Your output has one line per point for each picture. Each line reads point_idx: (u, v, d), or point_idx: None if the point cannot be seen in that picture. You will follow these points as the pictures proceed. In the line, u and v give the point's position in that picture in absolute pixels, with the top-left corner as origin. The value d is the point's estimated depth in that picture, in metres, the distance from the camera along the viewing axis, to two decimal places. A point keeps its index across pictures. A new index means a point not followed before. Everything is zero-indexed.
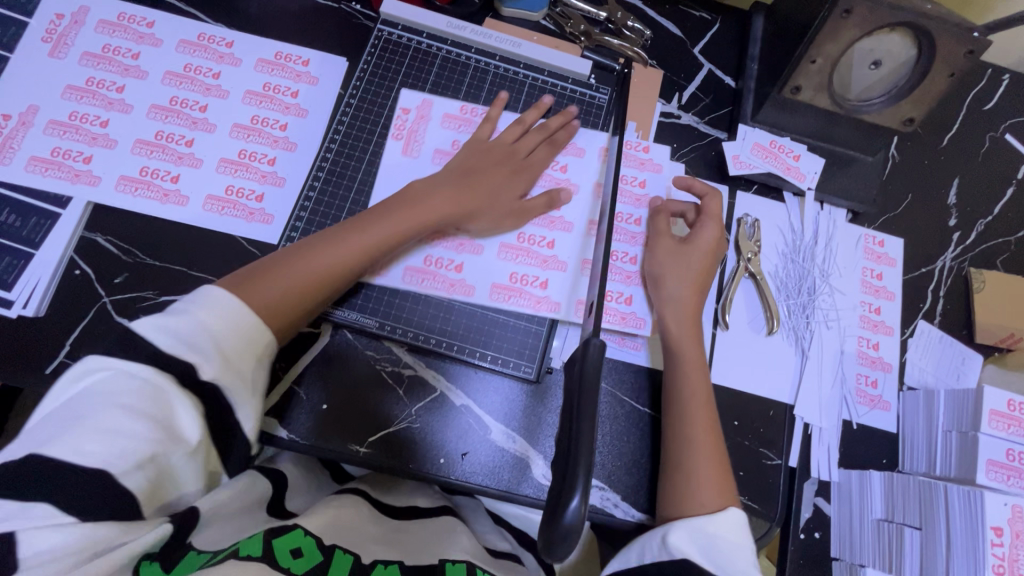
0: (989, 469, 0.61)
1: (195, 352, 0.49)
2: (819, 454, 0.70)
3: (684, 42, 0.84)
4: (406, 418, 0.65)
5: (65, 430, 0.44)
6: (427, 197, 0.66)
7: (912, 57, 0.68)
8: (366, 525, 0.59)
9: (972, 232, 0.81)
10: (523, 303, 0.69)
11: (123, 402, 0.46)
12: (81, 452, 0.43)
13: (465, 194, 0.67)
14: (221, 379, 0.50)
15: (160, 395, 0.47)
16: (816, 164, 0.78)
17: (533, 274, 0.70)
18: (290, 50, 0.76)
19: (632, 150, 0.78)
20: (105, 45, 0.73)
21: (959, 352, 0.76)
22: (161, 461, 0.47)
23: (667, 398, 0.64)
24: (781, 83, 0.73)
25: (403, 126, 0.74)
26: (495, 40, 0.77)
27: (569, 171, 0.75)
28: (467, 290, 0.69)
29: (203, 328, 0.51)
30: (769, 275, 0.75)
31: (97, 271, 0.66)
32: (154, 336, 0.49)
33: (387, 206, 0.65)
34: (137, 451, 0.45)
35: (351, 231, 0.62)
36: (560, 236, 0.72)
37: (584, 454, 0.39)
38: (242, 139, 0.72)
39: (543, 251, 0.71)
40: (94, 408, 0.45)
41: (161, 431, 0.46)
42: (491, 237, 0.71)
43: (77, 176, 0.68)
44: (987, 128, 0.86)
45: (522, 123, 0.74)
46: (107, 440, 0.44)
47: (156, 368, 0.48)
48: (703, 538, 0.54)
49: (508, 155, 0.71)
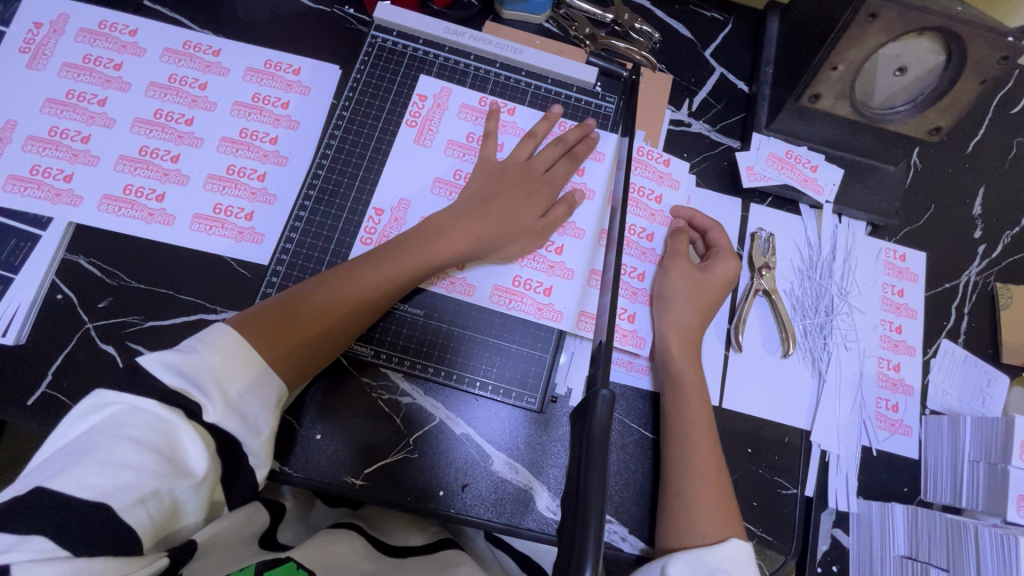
0: (1019, 505, 0.57)
1: (203, 394, 0.47)
2: (837, 483, 0.66)
3: (694, 44, 0.80)
4: (402, 448, 0.63)
5: (67, 465, 0.41)
6: (441, 229, 0.63)
7: (941, 63, 0.64)
8: (358, 559, 0.56)
9: (999, 244, 0.77)
10: (526, 310, 0.66)
11: (131, 434, 0.43)
12: (83, 485, 0.40)
13: (479, 223, 0.64)
14: (226, 423, 0.48)
15: (169, 427, 0.45)
16: (835, 175, 0.74)
17: (537, 279, 0.67)
18: (280, 58, 0.73)
19: (653, 160, 0.73)
20: (86, 56, 0.70)
21: (984, 373, 0.72)
22: (166, 495, 0.43)
23: (668, 423, 0.61)
24: (800, 90, 0.69)
25: (418, 114, 0.71)
26: (494, 46, 0.73)
27: (586, 176, 0.72)
28: (467, 289, 0.66)
29: (209, 370, 0.48)
30: (785, 293, 0.72)
31: (81, 296, 0.63)
32: (163, 376, 0.47)
33: (399, 243, 0.62)
34: (140, 486, 0.42)
35: (363, 268, 0.60)
36: (571, 243, 0.69)
37: (597, 512, 0.33)
38: (230, 154, 0.68)
39: (551, 257, 0.68)
40: (101, 441, 0.42)
41: (167, 464, 0.44)
42: (488, 268, 0.67)
43: (57, 196, 0.65)
44: (1014, 132, 0.82)
45: (534, 137, 0.70)
46: (111, 472, 0.41)
47: (162, 403, 0.45)
48: (701, 569, 0.51)
49: (522, 172, 0.68)
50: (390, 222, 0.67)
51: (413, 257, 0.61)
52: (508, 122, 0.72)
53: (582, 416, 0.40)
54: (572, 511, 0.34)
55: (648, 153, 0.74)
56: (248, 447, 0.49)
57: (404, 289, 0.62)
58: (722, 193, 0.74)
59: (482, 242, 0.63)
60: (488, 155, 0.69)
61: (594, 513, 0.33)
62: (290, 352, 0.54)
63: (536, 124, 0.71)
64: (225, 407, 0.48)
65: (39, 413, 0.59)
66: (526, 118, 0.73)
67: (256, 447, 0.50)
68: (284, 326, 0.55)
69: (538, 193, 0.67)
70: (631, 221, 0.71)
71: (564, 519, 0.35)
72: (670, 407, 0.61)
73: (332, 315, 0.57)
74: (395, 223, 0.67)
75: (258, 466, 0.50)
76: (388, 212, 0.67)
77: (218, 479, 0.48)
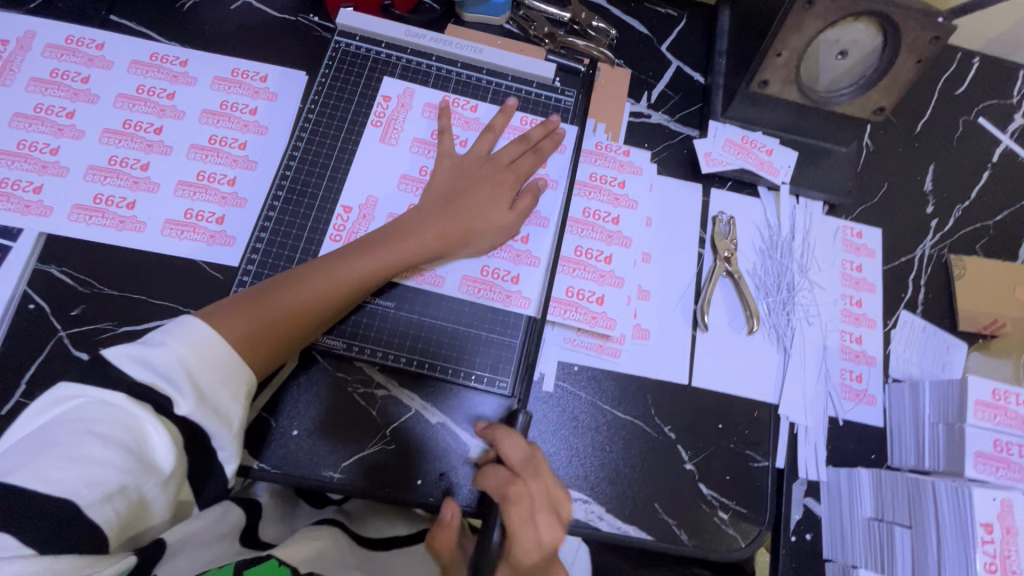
0: (977, 461, 0.59)
1: (175, 388, 0.48)
2: (806, 454, 0.68)
3: (651, 40, 0.83)
4: (379, 440, 0.63)
5: (31, 459, 0.42)
6: (407, 225, 0.65)
7: (878, 45, 0.67)
8: (342, 554, 0.57)
9: (950, 218, 0.80)
10: (494, 298, 0.68)
11: (97, 430, 0.44)
12: (47, 481, 0.41)
13: (446, 219, 0.66)
14: (198, 415, 0.48)
15: (135, 422, 0.46)
16: (789, 158, 0.77)
17: (505, 268, 0.69)
18: (247, 66, 0.74)
19: (612, 151, 0.76)
20: (53, 70, 0.71)
21: (943, 341, 0.75)
22: (134, 492, 0.44)
23: None
24: (749, 77, 0.72)
25: (383, 114, 0.73)
26: (455, 47, 0.76)
27: (550, 167, 0.74)
28: (436, 281, 0.68)
29: (181, 364, 0.49)
30: (747, 273, 0.74)
31: (52, 305, 0.64)
32: (134, 371, 0.47)
33: (369, 240, 0.64)
34: (106, 482, 0.43)
35: (333, 264, 0.61)
36: (536, 231, 0.71)
37: None
38: (199, 160, 0.70)
39: (518, 246, 0.70)
40: (66, 436, 0.43)
41: (134, 460, 0.45)
42: (454, 266, 0.68)
43: (27, 208, 0.66)
44: (959, 112, 0.85)
45: (493, 131, 0.72)
46: (77, 468, 0.42)
47: (130, 397, 0.46)
48: None
49: (485, 165, 0.70)
50: (358, 219, 0.68)
51: (384, 253, 0.63)
52: (471, 119, 0.74)
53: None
54: None
55: (607, 146, 0.77)
56: (219, 441, 0.50)
57: (376, 285, 0.63)
58: (683, 179, 0.77)
59: (446, 234, 0.65)
60: (447, 150, 0.71)
61: None
62: (259, 347, 0.56)
63: (495, 119, 0.73)
64: (197, 400, 0.48)
65: (13, 422, 0.60)
66: (486, 113, 0.75)
67: (226, 440, 0.50)
68: (255, 320, 0.56)
69: (501, 186, 0.69)
70: (592, 207, 0.74)
71: None
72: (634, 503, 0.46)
73: (303, 309, 0.59)
74: (363, 219, 0.68)
75: (227, 462, 0.51)
76: (356, 209, 0.69)
77: (185, 476, 0.49)
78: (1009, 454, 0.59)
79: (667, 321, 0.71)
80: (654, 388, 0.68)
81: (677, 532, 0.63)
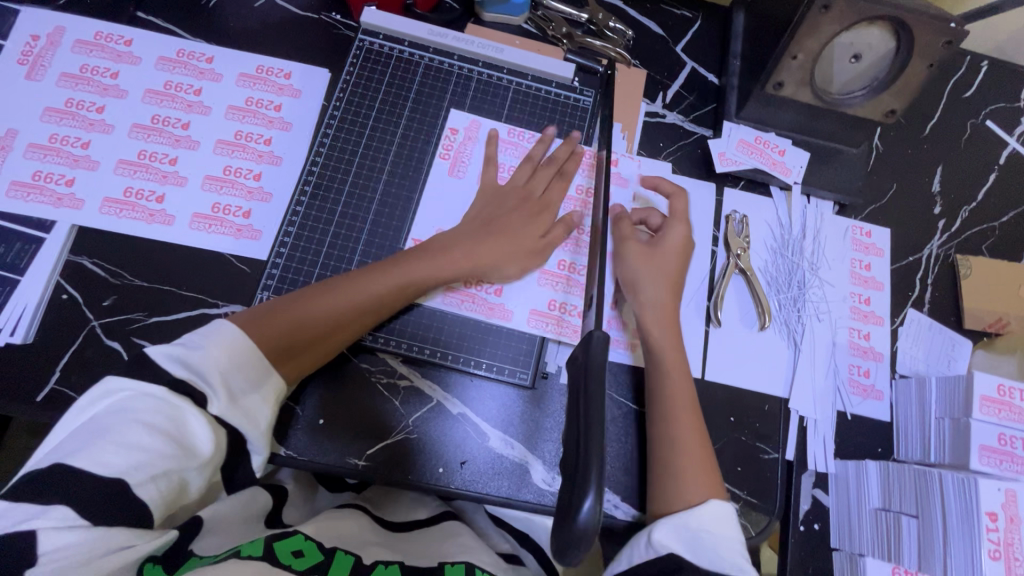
0: (982, 454, 0.61)
1: (208, 386, 0.51)
2: (815, 447, 0.70)
3: (666, 41, 0.85)
4: (403, 429, 0.65)
5: (85, 444, 0.44)
6: (447, 249, 0.66)
7: (892, 49, 0.68)
8: (364, 533, 0.59)
9: (957, 219, 0.82)
10: (561, 331, 0.69)
11: (144, 418, 0.47)
12: (100, 463, 0.44)
13: (481, 241, 0.67)
14: (229, 416, 0.51)
15: (176, 412, 0.48)
16: (801, 158, 0.79)
17: (572, 304, 0.71)
18: (272, 63, 0.76)
19: (624, 163, 0.77)
20: (83, 65, 0.72)
21: (948, 339, 0.76)
22: (175, 475, 0.47)
23: (650, 397, 0.65)
24: (764, 79, 0.74)
25: (450, 147, 0.74)
26: (476, 46, 0.77)
27: (613, 199, 0.76)
28: (505, 315, 0.70)
29: (213, 367, 0.51)
30: (760, 270, 0.76)
31: (85, 295, 0.65)
32: (168, 368, 0.50)
33: (401, 260, 0.65)
34: (152, 465, 0.45)
35: (369, 279, 0.63)
36: (566, 255, 0.73)
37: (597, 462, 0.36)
38: (227, 156, 0.71)
39: (584, 279, 0.72)
40: (115, 423, 0.46)
41: (175, 445, 0.47)
42: (523, 303, 0.70)
43: (60, 200, 0.67)
44: (967, 115, 0.87)
45: (530, 159, 0.74)
46: (125, 452, 0.45)
47: (169, 389, 0.48)
48: (685, 534, 0.55)
49: (515, 178, 0.72)
50: None
51: (414, 268, 0.64)
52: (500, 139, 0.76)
53: (579, 360, 0.42)
54: (574, 459, 0.37)
55: (621, 156, 0.78)
56: (247, 436, 0.53)
57: (404, 301, 0.65)
58: (697, 178, 0.79)
59: (481, 255, 0.67)
60: (490, 178, 0.72)
61: (594, 456, 0.36)
62: (296, 354, 0.59)
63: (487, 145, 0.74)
64: (228, 401, 0.51)
65: (47, 408, 0.61)
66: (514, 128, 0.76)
67: (255, 436, 0.53)
68: (292, 329, 0.59)
69: (533, 203, 0.71)
70: None
71: (567, 465, 0.39)
72: (655, 380, 0.65)
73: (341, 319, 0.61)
74: None
75: (255, 452, 0.54)
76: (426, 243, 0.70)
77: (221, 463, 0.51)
78: (1012, 447, 0.62)
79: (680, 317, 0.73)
80: None
81: None
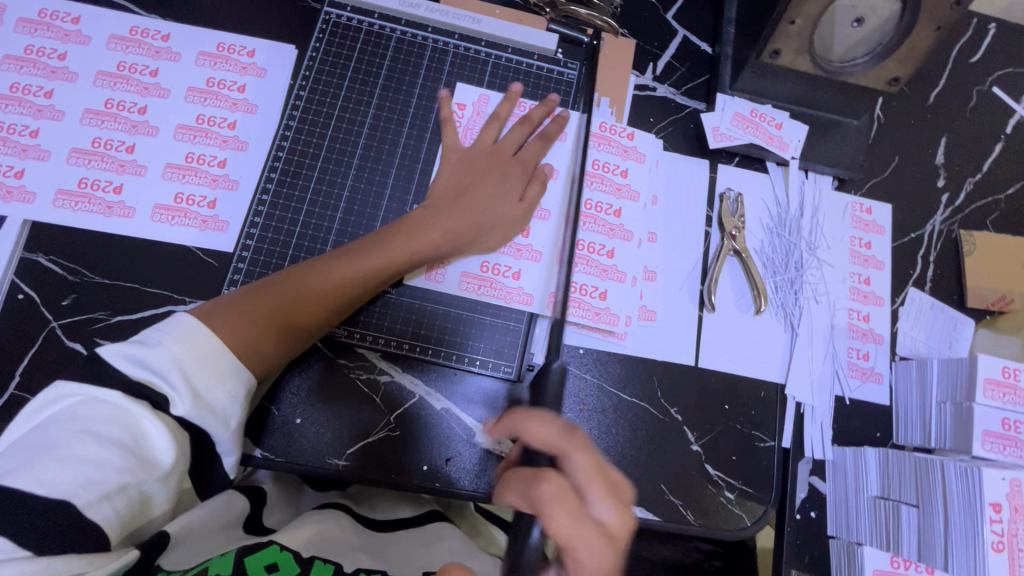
0: (985, 440, 0.59)
1: (171, 386, 0.46)
2: (812, 434, 0.68)
3: (656, 8, 0.79)
4: (384, 426, 0.63)
5: (30, 461, 0.41)
6: (427, 226, 0.62)
7: (897, 11, 0.64)
8: (347, 537, 0.55)
9: (961, 192, 0.79)
10: (582, 315, 0.66)
11: (95, 430, 0.43)
12: (45, 483, 0.40)
13: (456, 219, 0.63)
14: (195, 416, 0.47)
15: (134, 419, 0.45)
16: (799, 132, 0.74)
17: (592, 284, 0.68)
18: (233, 40, 0.71)
19: (615, 135, 0.73)
20: (27, 47, 0.67)
21: (951, 319, 0.74)
22: (134, 490, 0.44)
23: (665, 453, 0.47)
24: (760, 47, 0.69)
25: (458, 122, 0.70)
26: (452, 17, 0.72)
27: (630, 178, 0.72)
28: (524, 299, 0.67)
29: (176, 364, 0.47)
30: (755, 251, 0.72)
31: (42, 295, 0.62)
32: (129, 369, 0.46)
33: (375, 238, 0.61)
34: (105, 482, 0.42)
35: (342, 262, 0.59)
36: (537, 224, 0.69)
37: None
38: (188, 141, 0.67)
39: (604, 261, 0.69)
40: (65, 436, 0.43)
41: (133, 458, 0.44)
42: (542, 284, 0.67)
43: (9, 194, 0.63)
44: (973, 82, 0.83)
45: (497, 119, 0.69)
46: (73, 468, 0.41)
47: (126, 394, 0.45)
48: None
49: (494, 158, 0.67)
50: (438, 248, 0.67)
51: (388, 251, 0.61)
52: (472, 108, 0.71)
53: None
54: None
55: (611, 128, 0.73)
56: (217, 438, 0.49)
57: (381, 285, 0.62)
58: (690, 155, 0.75)
59: (457, 233, 0.63)
60: (451, 143, 0.68)
61: None
62: (269, 348, 0.55)
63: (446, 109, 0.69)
64: (194, 401, 0.47)
65: (9, 416, 0.58)
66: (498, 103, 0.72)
67: (225, 438, 0.50)
68: (261, 322, 0.55)
69: (514, 177, 0.67)
70: (594, 198, 0.71)
71: None
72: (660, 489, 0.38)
73: (314, 305, 0.58)
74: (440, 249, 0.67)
75: (227, 454, 0.51)
76: None
77: (187, 470, 0.48)
78: (1017, 432, 0.59)
79: (672, 302, 0.69)
80: (660, 369, 0.67)
81: (684, 513, 0.63)
